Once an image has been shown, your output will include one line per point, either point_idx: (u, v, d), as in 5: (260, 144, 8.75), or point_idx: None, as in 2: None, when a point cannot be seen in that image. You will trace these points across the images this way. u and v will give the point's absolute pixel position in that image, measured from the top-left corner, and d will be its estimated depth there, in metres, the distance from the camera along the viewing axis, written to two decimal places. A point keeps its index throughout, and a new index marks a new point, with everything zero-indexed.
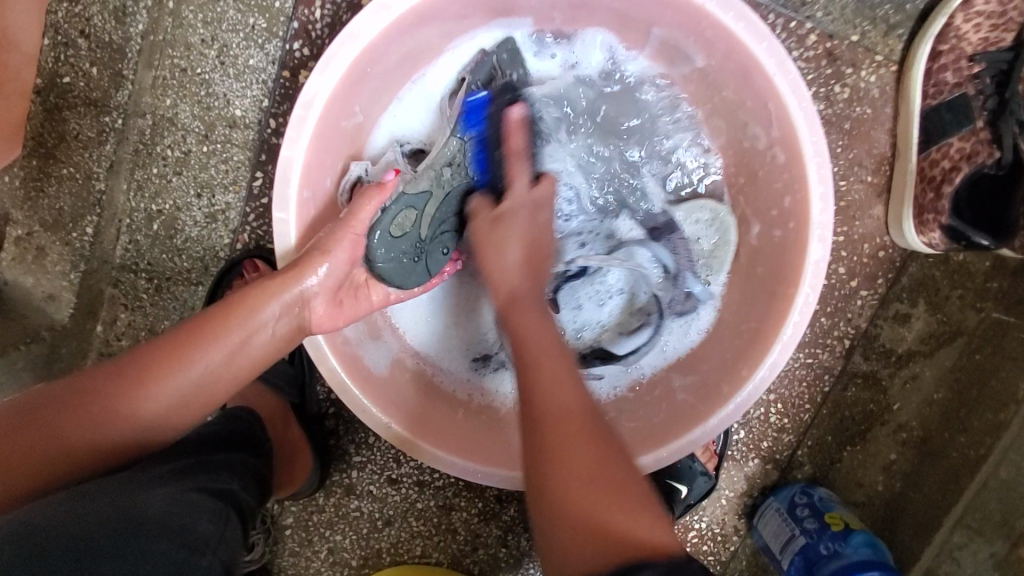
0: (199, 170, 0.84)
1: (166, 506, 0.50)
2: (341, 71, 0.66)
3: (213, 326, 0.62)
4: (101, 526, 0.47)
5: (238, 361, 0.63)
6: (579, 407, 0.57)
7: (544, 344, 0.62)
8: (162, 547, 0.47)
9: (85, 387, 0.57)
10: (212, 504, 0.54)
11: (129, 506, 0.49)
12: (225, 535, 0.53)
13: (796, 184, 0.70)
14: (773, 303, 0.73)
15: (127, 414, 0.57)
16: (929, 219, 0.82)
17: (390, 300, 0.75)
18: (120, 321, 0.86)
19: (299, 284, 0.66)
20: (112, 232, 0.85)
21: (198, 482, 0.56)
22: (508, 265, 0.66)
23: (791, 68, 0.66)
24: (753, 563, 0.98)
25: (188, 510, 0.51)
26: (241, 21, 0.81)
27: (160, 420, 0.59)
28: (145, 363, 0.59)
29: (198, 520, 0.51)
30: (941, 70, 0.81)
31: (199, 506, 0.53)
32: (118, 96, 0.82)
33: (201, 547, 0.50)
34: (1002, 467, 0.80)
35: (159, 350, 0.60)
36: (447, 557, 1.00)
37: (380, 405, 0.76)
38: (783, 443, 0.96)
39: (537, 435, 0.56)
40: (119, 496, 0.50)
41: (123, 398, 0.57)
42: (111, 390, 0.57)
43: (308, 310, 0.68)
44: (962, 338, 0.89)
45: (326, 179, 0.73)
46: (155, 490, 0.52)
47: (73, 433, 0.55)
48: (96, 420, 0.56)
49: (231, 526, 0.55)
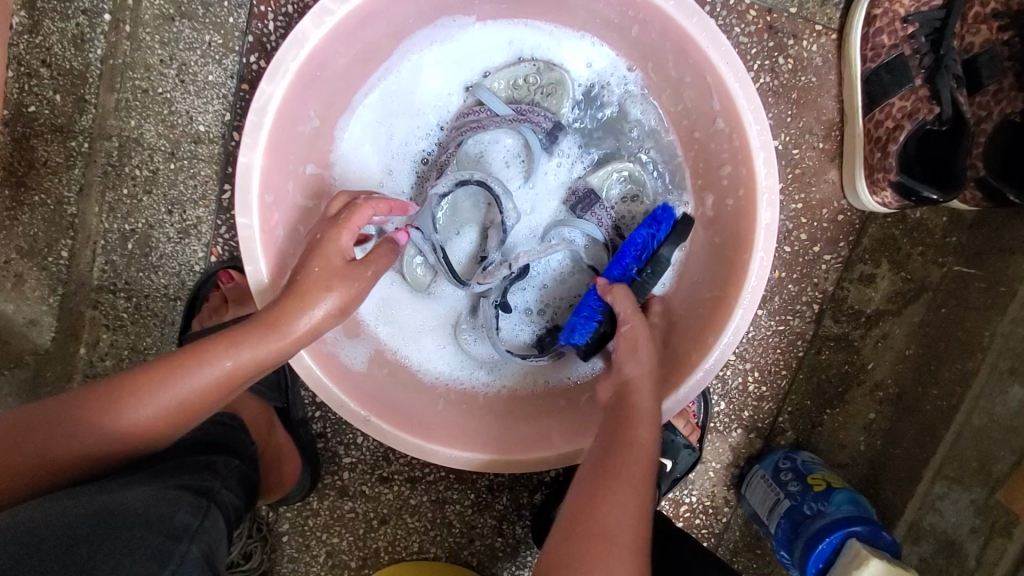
0: (169, 188, 0.86)
1: (144, 501, 0.51)
2: (290, 77, 0.68)
3: (203, 352, 0.61)
4: (79, 519, 0.48)
5: (188, 413, 0.60)
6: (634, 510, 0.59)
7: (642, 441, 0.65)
8: (140, 534, 0.48)
9: (30, 420, 0.56)
10: (192, 498, 0.55)
11: (108, 501, 0.51)
12: (205, 526, 0.53)
13: (740, 154, 0.73)
14: (731, 269, 0.75)
15: (121, 419, 0.58)
16: (880, 177, 0.84)
17: (332, 318, 0.67)
18: (103, 341, 0.88)
19: (301, 318, 0.65)
20: (88, 254, 0.86)
21: (177, 481, 0.57)
22: (631, 372, 0.72)
23: (723, 41, 0.69)
24: (747, 533, 1.00)
25: (166, 503, 0.52)
26: (198, 39, 0.84)
27: (149, 425, 0.59)
28: (143, 375, 0.59)
29: (177, 511, 0.52)
30: (877, 33, 0.84)
31: (177, 500, 0.53)
32: (83, 121, 0.83)
33: (179, 535, 0.50)
34: (975, 416, 0.80)
35: (112, 388, 0.59)
36: (444, 551, 1.01)
37: (354, 398, 0.76)
38: (764, 412, 0.98)
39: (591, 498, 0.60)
40: (100, 496, 0.52)
41: (118, 407, 0.58)
42: (110, 398, 0.58)
43: (308, 334, 0.66)
44: (927, 294, 0.91)
45: (287, 183, 0.75)
46: (136, 488, 0.53)
47: (71, 441, 0.57)
48: (94, 425, 0.57)
49: (212, 519, 0.55)
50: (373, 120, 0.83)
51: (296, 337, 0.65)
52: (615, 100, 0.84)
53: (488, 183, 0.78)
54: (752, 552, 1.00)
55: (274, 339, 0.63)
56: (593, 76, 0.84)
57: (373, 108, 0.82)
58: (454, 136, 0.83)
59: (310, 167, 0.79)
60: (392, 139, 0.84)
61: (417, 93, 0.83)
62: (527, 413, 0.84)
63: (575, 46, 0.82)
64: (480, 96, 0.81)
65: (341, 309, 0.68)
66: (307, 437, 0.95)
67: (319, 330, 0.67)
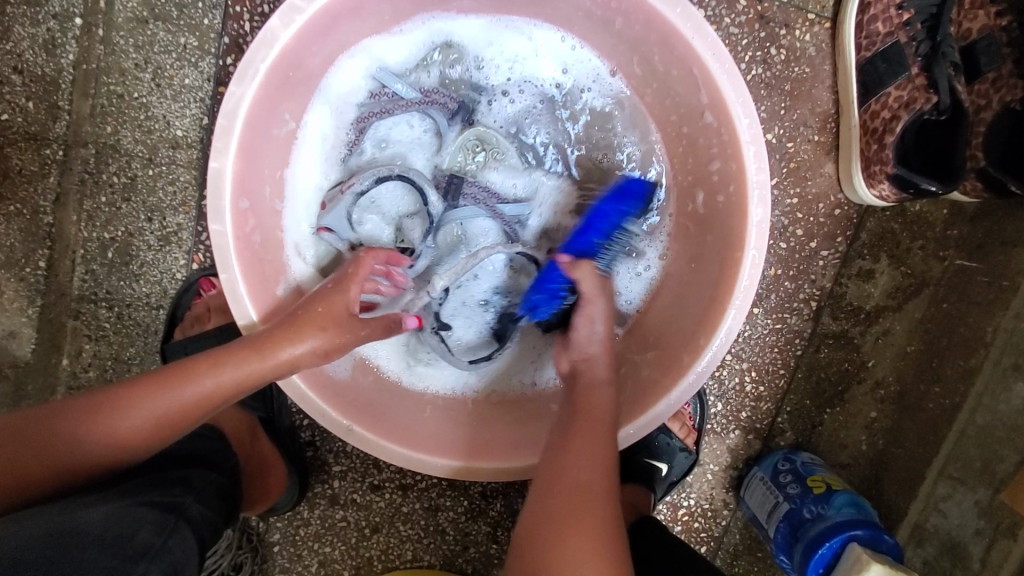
0: (147, 195, 0.84)
1: (105, 522, 0.49)
2: (260, 78, 0.65)
3: (190, 369, 0.60)
4: (30, 538, 0.46)
5: (168, 430, 0.59)
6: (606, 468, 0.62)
7: (598, 407, 0.68)
8: (94, 556, 0.46)
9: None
10: (156, 516, 0.53)
11: (66, 522, 0.49)
12: (168, 545, 0.51)
13: (729, 149, 0.70)
14: (723, 268, 0.73)
15: (99, 434, 0.56)
16: (876, 169, 0.81)
17: (320, 355, 0.65)
18: (85, 353, 0.86)
19: (289, 348, 0.63)
20: (67, 264, 0.84)
21: (144, 497, 0.54)
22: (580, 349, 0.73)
23: (709, 32, 0.66)
24: (747, 536, 0.98)
25: (127, 523, 0.50)
26: (173, 41, 0.82)
27: (125, 440, 0.57)
28: (125, 388, 0.58)
29: (138, 531, 0.50)
30: (872, 21, 0.81)
31: (141, 518, 0.51)
32: (57, 128, 0.82)
33: (138, 556, 0.48)
34: (977, 415, 0.77)
35: (75, 405, 0.57)
36: (439, 558, 0.99)
37: (336, 408, 0.74)
38: (762, 412, 0.96)
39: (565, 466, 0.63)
40: (60, 514, 0.49)
41: (95, 421, 0.56)
42: (89, 412, 0.56)
43: (294, 364, 0.64)
44: (928, 288, 0.88)
45: (262, 187, 0.72)
46: (99, 506, 0.51)
47: (40, 455, 0.54)
48: (70, 438, 0.55)
49: (177, 538, 0.53)
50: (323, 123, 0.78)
51: (281, 365, 0.63)
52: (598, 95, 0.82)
53: (409, 177, 0.77)
54: (753, 555, 0.97)
55: (260, 361, 0.62)
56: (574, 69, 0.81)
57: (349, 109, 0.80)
58: (361, 122, 0.79)
59: (287, 171, 0.76)
60: (319, 138, 0.78)
61: (333, 83, 0.76)
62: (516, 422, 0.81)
63: (550, 42, 0.79)
64: (382, 80, 0.78)
65: (326, 351, 0.65)
66: (294, 447, 0.93)
67: (303, 364, 0.64)
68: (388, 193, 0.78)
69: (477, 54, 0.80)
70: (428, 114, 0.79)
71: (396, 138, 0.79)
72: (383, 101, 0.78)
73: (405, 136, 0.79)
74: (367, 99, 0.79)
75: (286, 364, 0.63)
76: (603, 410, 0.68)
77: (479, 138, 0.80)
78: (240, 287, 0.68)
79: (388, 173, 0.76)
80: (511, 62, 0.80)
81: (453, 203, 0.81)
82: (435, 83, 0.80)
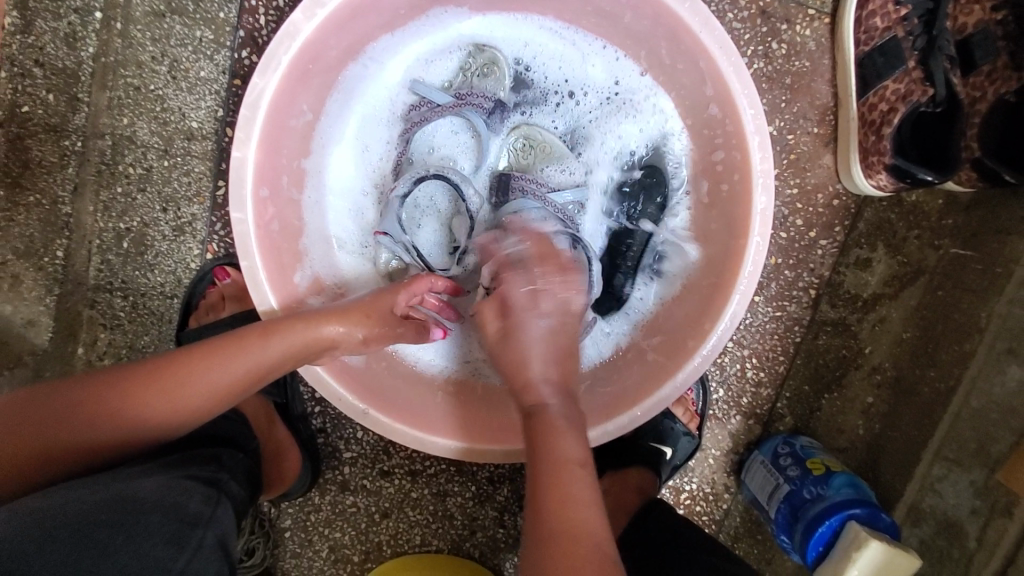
0: (163, 185, 0.86)
1: (158, 489, 0.52)
2: (283, 70, 0.67)
3: (240, 346, 0.63)
4: (93, 505, 0.48)
5: (216, 403, 0.62)
6: (598, 517, 0.54)
7: (562, 448, 0.59)
8: (156, 520, 0.48)
9: (10, 412, 0.55)
10: (203, 488, 0.55)
11: (123, 490, 0.51)
12: (218, 514, 0.54)
13: (734, 139, 0.73)
14: (728, 254, 0.75)
15: (148, 408, 0.58)
16: (874, 161, 0.84)
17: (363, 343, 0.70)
18: (101, 341, 0.88)
19: (331, 329, 0.67)
20: (83, 254, 0.86)
21: (187, 472, 0.57)
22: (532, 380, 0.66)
23: (716, 26, 0.69)
24: (748, 519, 1.00)
25: (179, 493, 0.52)
26: (189, 35, 0.83)
27: (172, 414, 0.59)
28: (175, 362, 0.60)
29: (190, 500, 0.53)
30: (870, 16, 0.84)
31: (191, 489, 0.54)
32: (77, 120, 0.82)
33: (194, 522, 0.51)
34: (972, 398, 0.79)
35: (103, 380, 0.58)
36: (447, 543, 1.01)
37: (354, 393, 0.76)
38: (762, 398, 0.99)
39: (559, 529, 0.53)
40: (113, 483, 0.52)
41: (145, 395, 0.58)
42: (137, 386, 0.58)
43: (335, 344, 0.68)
44: (924, 277, 0.91)
45: (281, 177, 0.74)
46: (148, 478, 0.53)
47: (87, 426, 0.56)
48: (117, 410, 0.57)
49: (223, 508, 0.55)
50: (360, 128, 0.83)
51: (322, 344, 0.67)
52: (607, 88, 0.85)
53: (445, 175, 0.80)
54: (753, 538, 1.00)
55: (305, 339, 0.66)
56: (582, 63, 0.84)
57: (368, 105, 0.83)
58: (404, 132, 0.84)
59: (304, 162, 0.78)
60: (363, 146, 0.84)
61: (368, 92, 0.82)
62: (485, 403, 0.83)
63: (592, 50, 0.83)
64: (421, 91, 0.82)
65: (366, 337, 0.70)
66: (307, 434, 0.95)
67: (344, 343, 0.69)
68: (434, 193, 0.85)
69: (518, 60, 0.85)
70: (464, 115, 0.82)
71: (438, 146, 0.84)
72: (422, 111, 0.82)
73: (446, 142, 0.85)
74: (407, 110, 0.84)
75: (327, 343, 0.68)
76: (573, 449, 0.59)
77: (525, 138, 0.85)
78: (261, 273, 0.70)
79: (425, 172, 0.79)
80: (550, 69, 0.85)
81: (504, 199, 0.82)
82: (472, 87, 0.84)
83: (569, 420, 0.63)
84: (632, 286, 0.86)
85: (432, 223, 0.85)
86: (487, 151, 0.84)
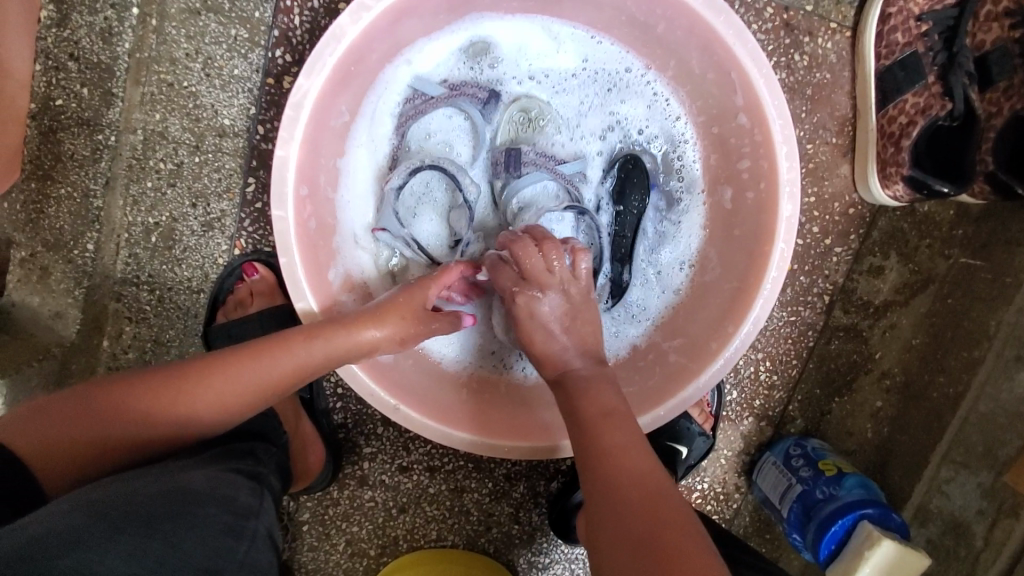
0: (193, 181, 0.87)
1: (208, 483, 0.55)
2: (327, 72, 0.69)
3: (283, 345, 0.66)
4: (153, 497, 0.51)
5: (261, 398, 0.65)
6: (636, 452, 0.61)
7: (598, 401, 0.66)
8: (211, 512, 0.51)
9: (73, 408, 0.59)
10: (247, 481, 0.59)
11: (175, 481, 0.54)
12: (263, 507, 0.58)
13: (762, 148, 0.75)
14: (753, 260, 0.77)
15: (198, 403, 0.62)
16: (892, 171, 0.87)
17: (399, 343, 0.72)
18: (126, 334, 0.89)
19: (371, 332, 0.70)
20: (111, 247, 0.86)
21: (230, 464, 0.60)
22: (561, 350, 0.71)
23: (748, 38, 0.71)
24: (757, 518, 1.03)
25: (227, 486, 0.55)
26: (223, 33, 0.84)
27: (222, 407, 0.63)
28: (222, 360, 0.64)
29: (239, 493, 0.56)
30: (891, 31, 0.86)
31: (236, 482, 0.57)
32: (110, 114, 0.84)
33: (246, 514, 0.55)
34: (980, 403, 0.82)
35: (160, 379, 0.62)
36: (462, 538, 1.03)
37: (387, 390, 0.77)
38: (775, 401, 1.01)
39: (601, 467, 0.60)
40: (164, 476, 0.54)
41: (195, 390, 0.62)
42: (190, 380, 0.62)
43: (373, 347, 0.71)
44: (934, 285, 0.94)
45: (319, 176, 0.76)
46: (196, 470, 0.56)
47: (145, 419, 0.61)
48: (173, 403, 0.62)
49: (266, 500, 0.59)
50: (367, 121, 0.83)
51: (361, 348, 0.70)
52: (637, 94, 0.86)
53: (441, 165, 0.81)
54: (762, 536, 1.03)
55: (345, 340, 0.68)
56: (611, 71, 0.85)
57: (390, 101, 0.83)
58: (401, 123, 0.84)
59: (337, 160, 0.79)
60: (372, 142, 0.84)
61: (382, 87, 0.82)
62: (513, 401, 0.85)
63: (575, 39, 0.84)
64: (416, 83, 0.83)
65: (401, 338, 0.72)
66: (329, 429, 0.97)
67: (381, 346, 0.71)
68: (429, 180, 0.84)
69: (505, 53, 0.84)
70: (459, 105, 0.84)
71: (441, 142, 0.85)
72: (416, 103, 0.83)
73: (443, 133, 0.85)
74: (403, 103, 0.84)
75: (364, 345, 0.70)
76: (609, 400, 0.66)
77: (522, 110, 0.85)
78: (298, 271, 0.71)
79: (421, 163, 0.80)
80: (536, 60, 0.85)
81: (515, 173, 0.83)
82: (463, 77, 0.85)
83: (593, 380, 0.69)
84: (631, 275, 0.89)
85: (429, 212, 0.86)
86: (483, 141, 0.86)
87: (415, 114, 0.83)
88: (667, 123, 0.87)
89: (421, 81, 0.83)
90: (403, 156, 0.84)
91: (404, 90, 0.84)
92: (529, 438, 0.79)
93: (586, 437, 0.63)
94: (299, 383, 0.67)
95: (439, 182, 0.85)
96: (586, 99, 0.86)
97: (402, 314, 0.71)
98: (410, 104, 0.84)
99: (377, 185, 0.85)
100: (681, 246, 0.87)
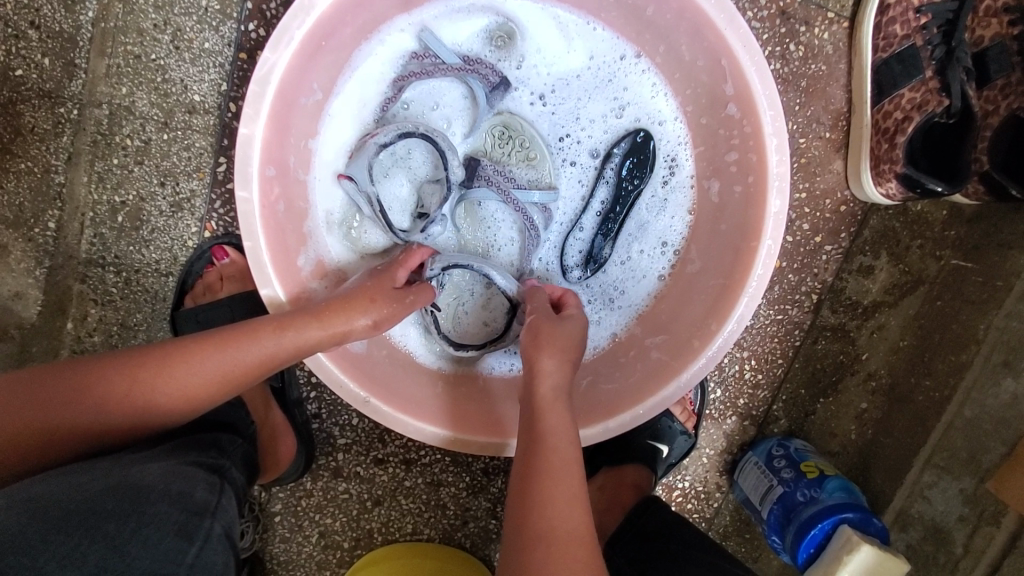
0: (161, 159, 0.83)
1: (163, 477, 0.52)
2: (295, 46, 0.66)
3: (250, 332, 0.62)
4: (101, 491, 0.48)
5: (227, 386, 0.61)
6: (581, 522, 0.54)
7: (559, 431, 0.60)
8: (164, 510, 0.49)
9: (18, 391, 0.55)
10: (206, 476, 0.56)
11: (128, 475, 0.51)
12: (222, 503, 0.55)
13: (751, 140, 0.72)
14: (739, 256, 0.75)
15: (158, 389, 0.58)
16: (886, 169, 0.84)
17: (374, 329, 0.69)
18: (91, 317, 0.85)
19: (349, 322, 0.67)
20: (76, 226, 0.83)
21: (189, 457, 0.58)
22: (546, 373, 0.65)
23: (741, 24, 0.68)
24: (737, 518, 1.01)
25: (184, 481, 0.53)
26: (193, 4, 0.80)
27: (184, 395, 0.59)
28: (186, 346, 0.60)
29: (195, 488, 0.53)
30: (890, 23, 0.83)
31: (194, 477, 0.54)
32: (72, 87, 0.81)
33: (201, 512, 0.52)
34: (966, 407, 0.80)
35: (116, 366, 0.58)
36: (438, 532, 1.01)
37: (354, 379, 0.75)
38: (758, 400, 0.99)
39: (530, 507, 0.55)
40: (115, 470, 0.52)
41: (156, 376, 0.58)
42: (150, 366, 0.59)
43: (348, 336, 0.67)
44: (924, 287, 0.90)
45: (289, 156, 0.74)
46: (151, 463, 0.54)
47: (99, 407, 0.57)
48: (129, 389, 0.58)
49: (226, 496, 0.56)
50: (360, 78, 0.79)
51: (337, 338, 0.66)
52: (624, 79, 0.82)
53: (433, 137, 0.77)
54: (742, 536, 1.01)
55: (319, 329, 0.65)
56: (595, 52, 0.82)
57: (381, 65, 0.80)
58: (399, 80, 0.80)
59: (309, 139, 0.77)
60: (364, 101, 0.80)
61: (381, 44, 0.79)
62: (483, 392, 0.84)
63: (588, 42, 0.81)
64: (427, 40, 0.79)
65: (375, 321, 0.68)
66: (301, 419, 0.94)
67: (354, 336, 0.68)
68: (414, 148, 0.80)
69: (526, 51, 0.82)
70: (467, 82, 0.79)
71: (444, 111, 0.82)
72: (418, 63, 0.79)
73: (441, 96, 0.81)
74: (409, 59, 0.80)
75: (337, 337, 0.66)
76: (569, 451, 0.59)
77: (503, 125, 0.82)
78: (264, 254, 0.69)
79: (413, 129, 0.77)
80: (548, 56, 0.82)
81: (465, 184, 0.81)
82: (482, 57, 0.81)
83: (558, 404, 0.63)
84: (613, 251, 0.85)
85: (403, 176, 0.81)
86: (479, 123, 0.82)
87: (415, 72, 0.79)
88: (653, 126, 0.83)
89: (430, 34, 0.79)
90: (392, 117, 0.80)
91: (409, 45, 0.80)
92: (495, 431, 0.77)
93: (537, 481, 0.56)
94: (269, 371, 0.63)
95: (423, 151, 0.80)
96: (586, 84, 0.83)
97: (375, 310, 0.68)
98: (412, 65, 0.80)
99: (357, 143, 0.80)
100: (660, 230, 0.85)
